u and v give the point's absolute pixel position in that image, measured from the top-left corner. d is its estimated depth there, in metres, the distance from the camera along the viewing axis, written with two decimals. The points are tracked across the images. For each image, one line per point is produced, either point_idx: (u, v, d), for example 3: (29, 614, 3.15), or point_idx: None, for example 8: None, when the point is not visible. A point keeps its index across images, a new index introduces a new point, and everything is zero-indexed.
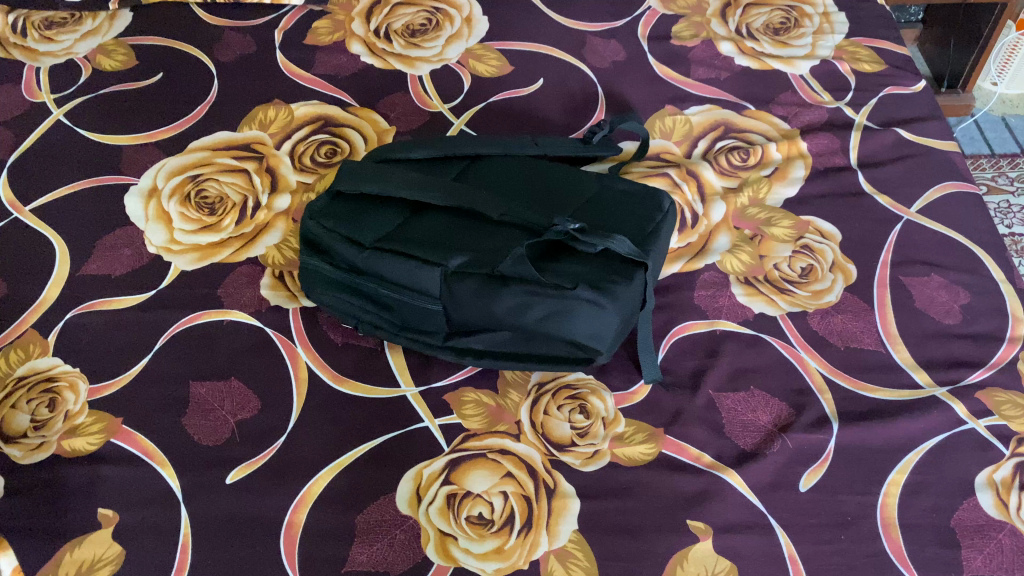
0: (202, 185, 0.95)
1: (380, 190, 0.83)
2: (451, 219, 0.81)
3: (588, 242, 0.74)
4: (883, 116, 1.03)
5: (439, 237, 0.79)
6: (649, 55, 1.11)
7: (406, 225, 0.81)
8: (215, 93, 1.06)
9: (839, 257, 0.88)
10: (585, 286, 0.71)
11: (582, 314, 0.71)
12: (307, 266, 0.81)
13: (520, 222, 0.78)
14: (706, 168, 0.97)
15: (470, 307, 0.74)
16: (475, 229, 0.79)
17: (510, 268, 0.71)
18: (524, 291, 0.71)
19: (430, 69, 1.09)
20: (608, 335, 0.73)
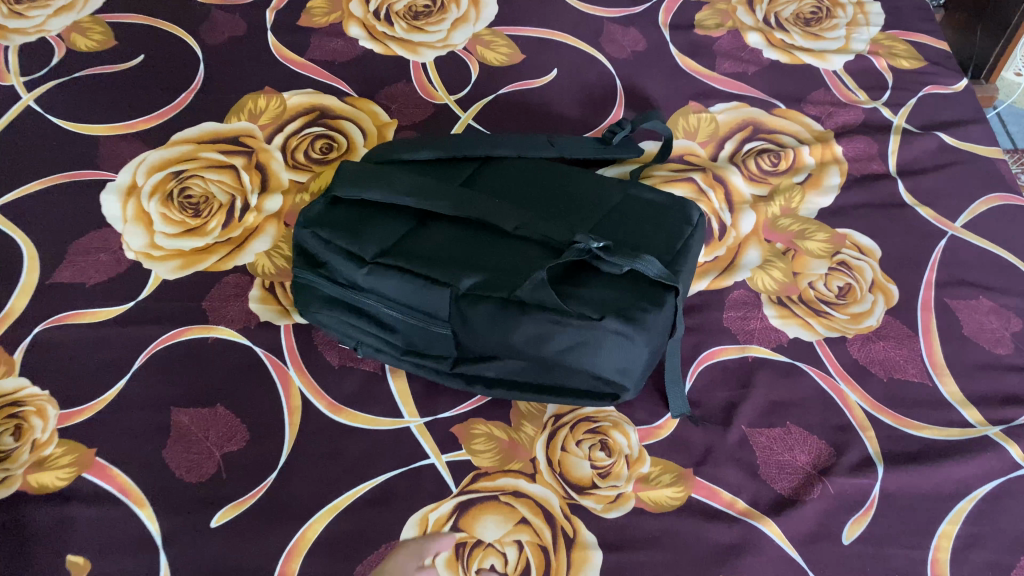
0: (186, 183, 0.87)
1: (383, 196, 0.75)
2: (461, 231, 0.73)
3: (614, 263, 0.67)
4: (923, 119, 0.95)
5: (448, 251, 0.71)
6: (671, 45, 1.03)
7: (412, 236, 0.73)
8: (201, 78, 0.98)
9: (879, 276, 0.82)
10: (613, 316, 0.64)
11: (608, 345, 0.64)
12: (303, 280, 0.74)
13: (538, 238, 0.71)
14: (734, 172, 0.90)
15: (483, 334, 0.67)
16: (487, 243, 0.72)
17: (528, 293, 0.64)
18: (545, 319, 0.64)
19: (435, 55, 1.00)
20: (635, 369, 0.66)
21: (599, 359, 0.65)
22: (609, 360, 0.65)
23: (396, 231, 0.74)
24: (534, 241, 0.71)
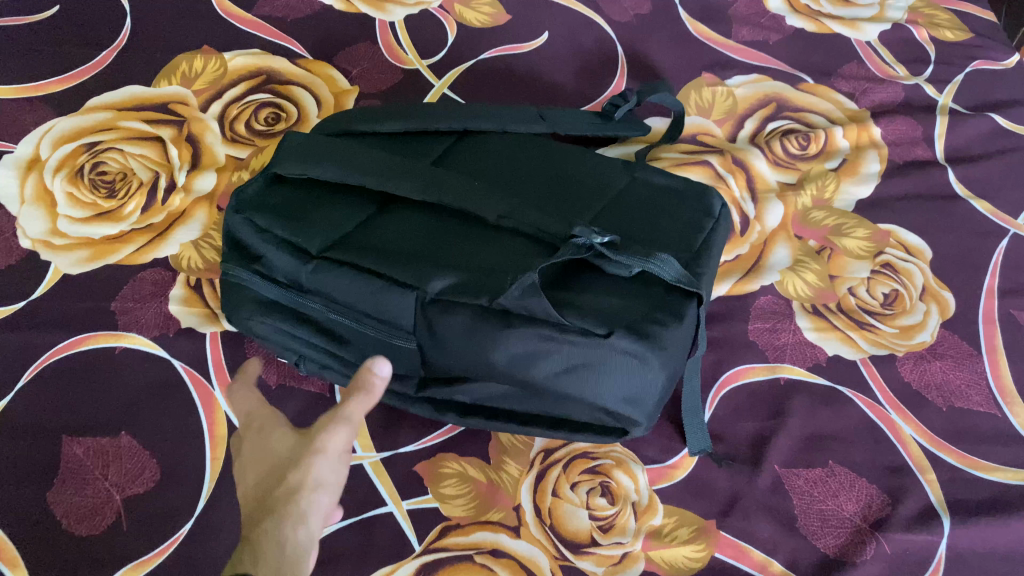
0: (100, 157, 0.72)
1: (335, 176, 0.61)
2: (430, 220, 0.59)
3: (621, 263, 0.53)
4: (972, 98, 0.82)
5: (414, 243, 0.57)
6: (680, 8, 0.88)
7: (370, 225, 0.59)
8: (128, 35, 0.82)
9: (931, 282, 0.69)
10: (621, 332, 0.51)
11: (615, 369, 0.51)
12: (234, 279, 0.60)
13: (527, 230, 0.57)
14: (757, 156, 0.76)
15: (455, 352, 0.53)
16: (462, 235, 0.57)
17: (514, 302, 0.50)
18: (535, 334, 0.51)
19: (405, 14, 0.86)
20: (648, 399, 0.53)
21: (604, 387, 0.51)
22: (615, 390, 0.52)
23: (350, 218, 0.60)
24: (522, 234, 0.57)
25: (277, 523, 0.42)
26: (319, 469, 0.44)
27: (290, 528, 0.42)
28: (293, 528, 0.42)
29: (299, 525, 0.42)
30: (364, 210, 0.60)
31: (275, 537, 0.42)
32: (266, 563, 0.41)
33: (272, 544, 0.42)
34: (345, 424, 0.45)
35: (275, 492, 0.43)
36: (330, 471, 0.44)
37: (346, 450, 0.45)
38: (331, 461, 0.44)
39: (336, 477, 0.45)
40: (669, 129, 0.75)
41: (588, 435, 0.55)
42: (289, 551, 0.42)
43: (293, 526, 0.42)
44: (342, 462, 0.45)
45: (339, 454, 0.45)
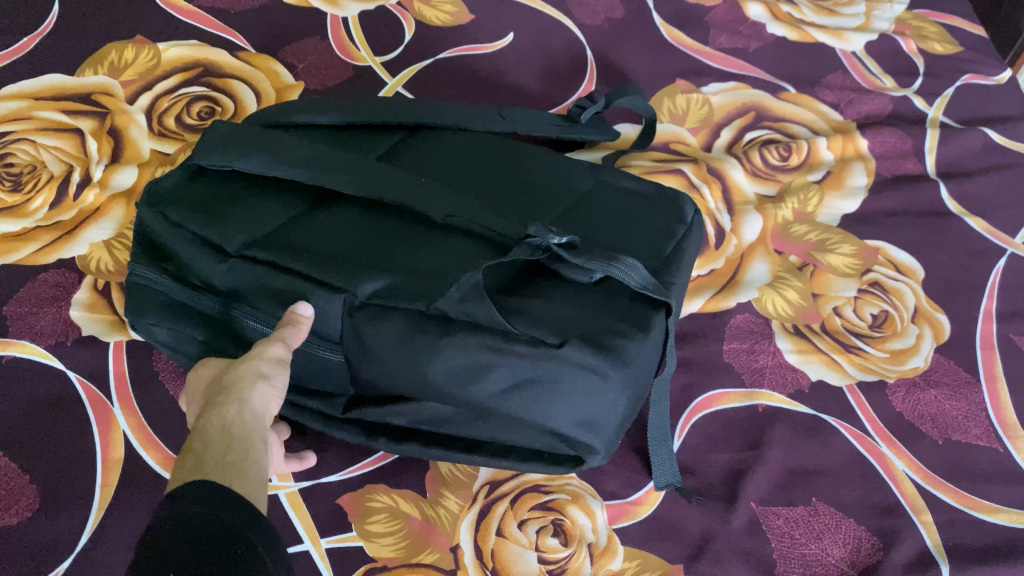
0: (9, 148, 0.65)
1: (260, 166, 0.53)
2: (368, 216, 0.52)
3: (580, 267, 0.46)
4: (963, 112, 0.77)
5: (345, 239, 0.50)
6: (655, 12, 0.83)
7: (298, 220, 0.52)
8: (54, 20, 0.75)
9: (924, 303, 0.63)
10: (578, 343, 0.44)
11: (570, 386, 0.44)
12: (142, 280, 0.52)
13: (476, 229, 0.49)
14: (734, 165, 0.70)
15: (386, 365, 0.46)
16: (402, 233, 0.50)
17: (454, 307, 0.43)
18: (477, 343, 0.43)
19: (361, 9, 0.80)
20: (608, 423, 0.46)
21: (555, 408, 0.44)
22: (569, 412, 0.44)
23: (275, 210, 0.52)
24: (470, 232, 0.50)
25: (220, 409, 0.40)
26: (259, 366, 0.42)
27: (235, 410, 0.40)
28: (238, 410, 0.40)
29: (245, 409, 0.40)
30: (294, 205, 0.53)
31: (221, 418, 0.39)
32: (214, 442, 0.38)
33: (218, 426, 0.39)
34: (281, 339, 0.44)
35: (216, 393, 0.41)
36: (273, 370, 0.43)
37: (288, 359, 0.44)
38: (273, 365, 0.43)
39: (282, 381, 0.43)
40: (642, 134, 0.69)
41: (538, 464, 0.48)
42: (236, 428, 0.39)
43: (240, 409, 0.40)
44: (285, 367, 0.44)
45: (281, 364, 0.43)
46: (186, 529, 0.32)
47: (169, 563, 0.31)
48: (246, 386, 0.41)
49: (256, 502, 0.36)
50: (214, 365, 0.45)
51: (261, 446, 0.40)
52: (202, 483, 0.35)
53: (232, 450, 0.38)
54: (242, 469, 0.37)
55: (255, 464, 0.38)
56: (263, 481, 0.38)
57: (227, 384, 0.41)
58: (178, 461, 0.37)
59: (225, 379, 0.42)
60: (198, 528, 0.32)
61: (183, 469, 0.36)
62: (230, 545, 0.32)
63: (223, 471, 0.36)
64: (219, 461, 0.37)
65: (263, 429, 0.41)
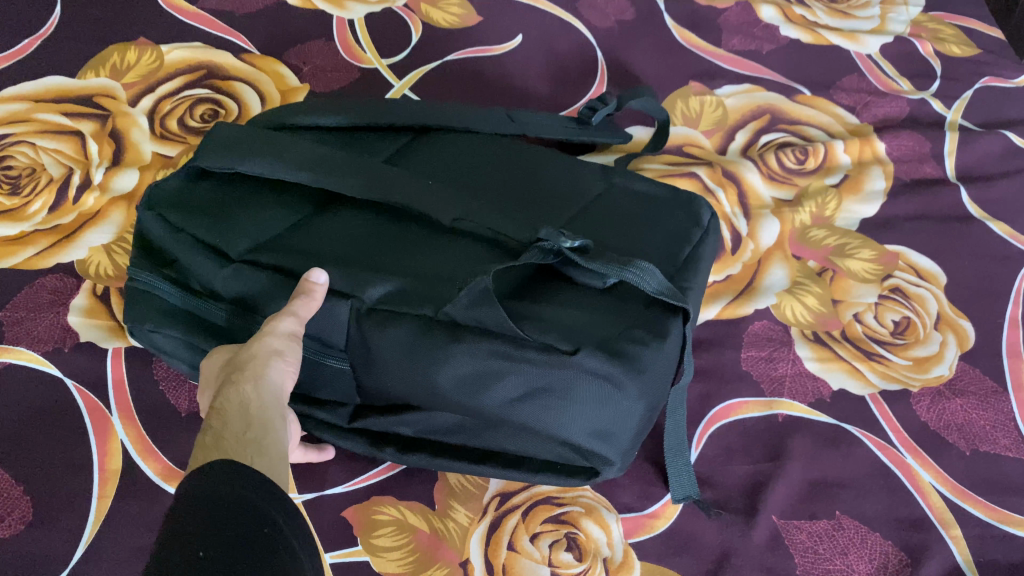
0: (8, 151, 0.64)
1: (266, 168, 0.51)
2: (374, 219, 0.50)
3: (594, 271, 0.45)
4: (982, 115, 0.75)
5: (352, 243, 0.48)
6: (667, 15, 0.82)
7: (303, 225, 0.50)
8: (56, 22, 0.74)
9: (947, 310, 0.61)
10: (591, 350, 0.42)
11: (584, 394, 0.42)
12: (138, 284, 0.50)
13: (485, 232, 0.48)
14: (749, 168, 0.69)
15: (393, 373, 0.44)
16: (409, 237, 0.49)
17: (461, 313, 0.42)
18: (486, 349, 0.42)
19: (367, 11, 0.79)
20: (623, 433, 0.44)
21: (569, 416, 0.42)
22: (583, 423, 0.42)
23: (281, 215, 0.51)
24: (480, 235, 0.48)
25: (236, 387, 0.38)
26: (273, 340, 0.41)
27: (252, 387, 0.38)
28: (255, 388, 0.38)
29: (261, 386, 0.39)
30: (298, 209, 0.51)
31: (239, 396, 0.38)
32: (233, 422, 0.36)
33: (236, 403, 0.37)
34: (292, 313, 0.42)
35: (231, 369, 0.40)
36: (286, 345, 0.41)
37: (300, 332, 0.42)
38: (285, 339, 0.41)
39: (296, 356, 0.42)
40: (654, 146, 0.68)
41: (551, 475, 0.46)
42: (254, 407, 0.38)
43: (257, 387, 0.39)
44: (298, 342, 0.42)
45: (293, 337, 0.42)
46: (212, 511, 0.31)
47: (199, 545, 0.29)
48: (262, 362, 0.40)
49: (278, 482, 0.35)
50: (226, 348, 0.44)
51: (279, 423, 0.38)
52: (226, 463, 0.33)
53: (249, 428, 0.36)
54: (262, 448, 0.36)
55: (274, 443, 0.37)
56: (282, 460, 0.37)
57: (241, 362, 0.40)
58: (198, 438, 0.36)
59: (239, 356, 0.41)
60: (224, 511, 0.31)
61: (204, 446, 0.35)
62: (256, 530, 0.31)
63: (244, 451, 0.35)
64: (239, 440, 0.35)
65: (281, 407, 0.39)
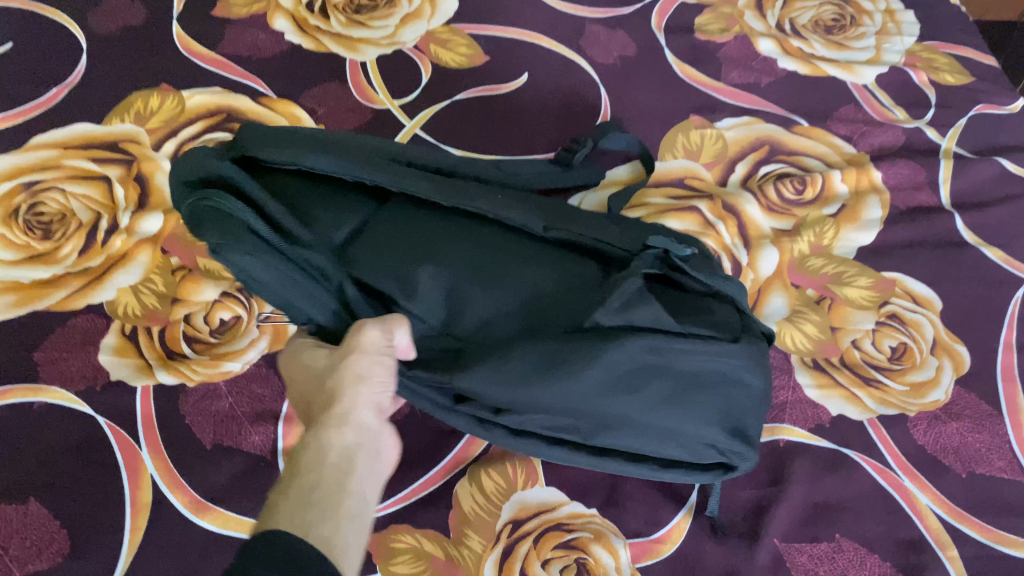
0: (40, 197, 0.67)
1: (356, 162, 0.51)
2: (459, 216, 0.51)
3: (701, 278, 0.49)
4: (976, 142, 0.78)
5: (442, 238, 0.51)
6: (667, 50, 0.85)
7: (375, 222, 0.52)
8: (81, 72, 0.78)
9: (943, 335, 0.63)
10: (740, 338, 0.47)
11: (721, 382, 0.47)
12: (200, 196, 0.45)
13: (582, 238, 0.51)
14: (749, 201, 0.71)
15: (521, 386, 0.46)
16: (496, 243, 0.51)
17: (608, 318, 0.46)
18: (644, 344, 0.45)
19: (378, 54, 0.82)
20: (748, 419, 0.49)
21: (710, 405, 0.47)
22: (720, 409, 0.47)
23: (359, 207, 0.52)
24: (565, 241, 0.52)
25: (321, 434, 0.42)
26: (357, 364, 0.44)
27: (331, 429, 0.42)
28: (336, 428, 0.42)
29: (342, 426, 0.42)
30: (363, 206, 0.52)
31: (319, 440, 0.42)
32: (306, 467, 0.40)
33: (316, 447, 0.41)
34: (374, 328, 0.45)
35: (320, 404, 0.44)
36: (371, 367, 0.44)
37: (388, 349, 0.45)
38: (370, 358, 0.44)
39: (382, 376, 0.45)
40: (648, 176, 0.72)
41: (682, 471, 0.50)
42: (331, 450, 0.41)
43: (337, 427, 0.42)
44: (387, 359, 0.45)
45: (380, 354, 0.44)
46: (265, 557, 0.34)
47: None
48: (344, 395, 0.43)
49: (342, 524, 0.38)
50: (319, 350, 0.47)
51: (358, 459, 0.42)
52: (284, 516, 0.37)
53: (328, 484, 0.40)
54: (331, 493, 0.39)
55: (345, 486, 0.40)
56: (360, 511, 0.40)
57: (329, 393, 0.44)
58: (279, 484, 0.40)
59: (329, 386, 0.44)
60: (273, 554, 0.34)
61: (279, 495, 0.39)
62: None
63: (308, 498, 0.38)
64: (306, 488, 0.39)
65: (364, 438, 0.43)
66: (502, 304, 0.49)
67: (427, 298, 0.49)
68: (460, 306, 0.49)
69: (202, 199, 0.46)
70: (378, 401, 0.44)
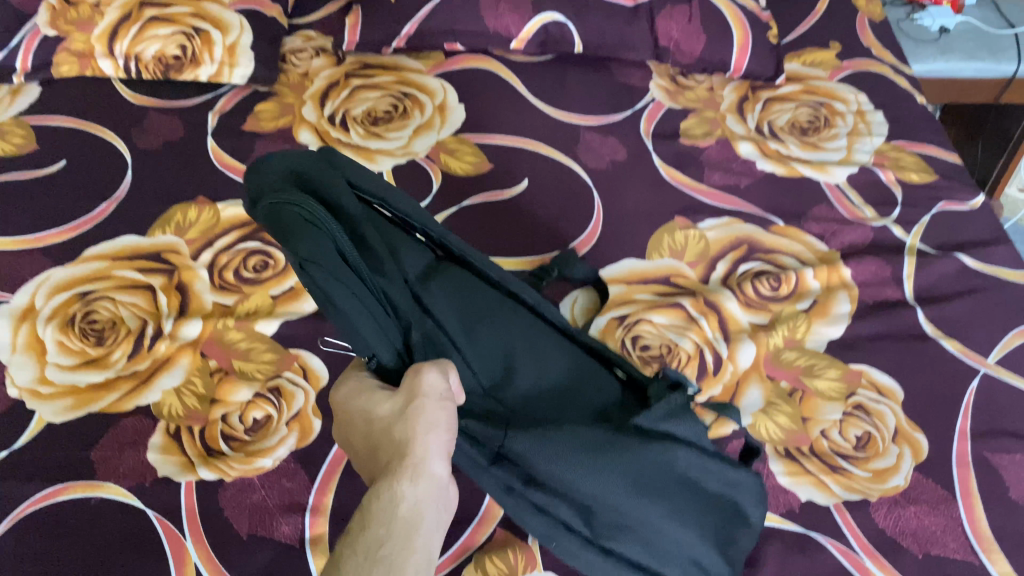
0: (92, 306, 0.75)
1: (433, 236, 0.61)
2: (502, 303, 0.62)
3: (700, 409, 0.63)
4: (938, 239, 0.85)
5: (486, 318, 0.61)
6: (655, 154, 0.94)
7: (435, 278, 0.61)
8: (127, 186, 0.87)
9: (904, 424, 0.69)
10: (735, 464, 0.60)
11: (720, 498, 0.58)
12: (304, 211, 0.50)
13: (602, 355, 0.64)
14: (728, 297, 0.78)
15: (566, 462, 0.54)
16: (534, 337, 0.62)
17: (648, 421, 0.58)
18: (676, 450, 0.57)
19: (393, 163, 0.91)
20: (735, 534, 0.58)
21: (710, 518, 0.57)
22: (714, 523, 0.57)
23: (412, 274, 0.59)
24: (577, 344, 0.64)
25: (389, 483, 0.42)
26: (425, 415, 0.45)
27: (400, 480, 0.42)
28: (406, 478, 0.42)
29: (412, 477, 0.43)
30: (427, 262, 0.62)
31: (390, 493, 0.42)
32: (376, 521, 0.40)
33: (388, 500, 0.41)
34: (432, 382, 0.47)
35: (389, 453, 0.44)
36: (436, 418, 0.45)
37: (447, 400, 0.47)
38: (435, 408, 0.46)
39: (446, 425, 0.46)
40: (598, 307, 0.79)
41: None
42: (402, 502, 0.41)
43: (406, 479, 0.42)
44: (446, 408, 0.47)
45: (441, 403, 0.46)
46: None
47: None
48: (414, 444, 0.44)
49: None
50: (384, 396, 0.48)
51: (427, 509, 0.42)
52: None
53: (394, 534, 0.40)
54: (403, 547, 0.40)
55: (415, 539, 0.40)
56: (423, 565, 0.40)
57: (397, 442, 0.44)
58: (345, 537, 0.40)
59: (395, 435, 0.45)
60: None
61: (348, 551, 0.39)
62: None
63: (382, 556, 0.39)
64: (379, 543, 0.39)
65: (434, 488, 0.43)
66: (535, 386, 0.60)
67: (482, 363, 0.59)
68: (509, 378, 0.59)
69: (300, 212, 0.49)
70: (442, 454, 0.45)
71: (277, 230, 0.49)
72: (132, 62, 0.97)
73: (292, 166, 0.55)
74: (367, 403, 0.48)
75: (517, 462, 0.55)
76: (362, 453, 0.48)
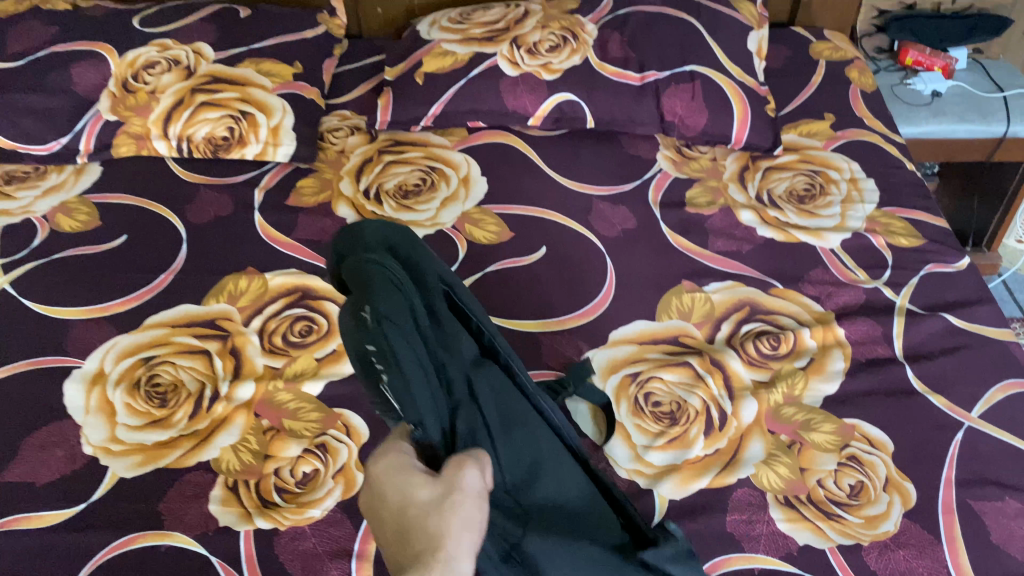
0: (156, 370, 0.83)
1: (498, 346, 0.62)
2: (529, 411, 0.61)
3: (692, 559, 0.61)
4: (926, 299, 0.92)
5: (515, 425, 0.58)
6: (662, 223, 1.02)
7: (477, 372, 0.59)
8: (183, 259, 0.96)
9: (894, 473, 0.76)
10: None
11: None
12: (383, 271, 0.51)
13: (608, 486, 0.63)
14: (732, 356, 0.85)
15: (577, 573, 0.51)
16: (556, 457, 0.59)
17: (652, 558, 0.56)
18: None
19: (422, 233, 1.00)
20: None
21: None
22: None
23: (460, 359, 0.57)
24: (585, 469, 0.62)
25: None
26: (462, 509, 0.39)
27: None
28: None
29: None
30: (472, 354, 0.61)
31: None
32: None
33: None
34: (471, 477, 0.41)
35: (417, 546, 0.38)
36: (474, 515, 0.39)
37: (483, 498, 0.41)
38: (474, 503, 0.40)
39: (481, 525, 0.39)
40: (598, 428, 0.80)
41: None
42: None
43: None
44: (482, 507, 0.40)
45: (478, 498, 0.40)
46: None
47: None
48: (448, 541, 0.37)
49: None
50: (422, 477, 0.41)
51: None
52: None
53: None
54: None
55: None
56: None
57: (428, 532, 0.38)
58: None
59: (429, 526, 0.38)
60: None
61: None
62: None
63: None
64: None
65: None
66: (553, 499, 0.56)
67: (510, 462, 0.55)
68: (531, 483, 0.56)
69: (379, 270, 0.51)
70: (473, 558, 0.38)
71: (360, 283, 0.49)
72: (184, 143, 1.07)
73: (384, 237, 0.57)
74: (393, 483, 0.41)
75: (528, 568, 0.49)
76: (382, 527, 0.41)
